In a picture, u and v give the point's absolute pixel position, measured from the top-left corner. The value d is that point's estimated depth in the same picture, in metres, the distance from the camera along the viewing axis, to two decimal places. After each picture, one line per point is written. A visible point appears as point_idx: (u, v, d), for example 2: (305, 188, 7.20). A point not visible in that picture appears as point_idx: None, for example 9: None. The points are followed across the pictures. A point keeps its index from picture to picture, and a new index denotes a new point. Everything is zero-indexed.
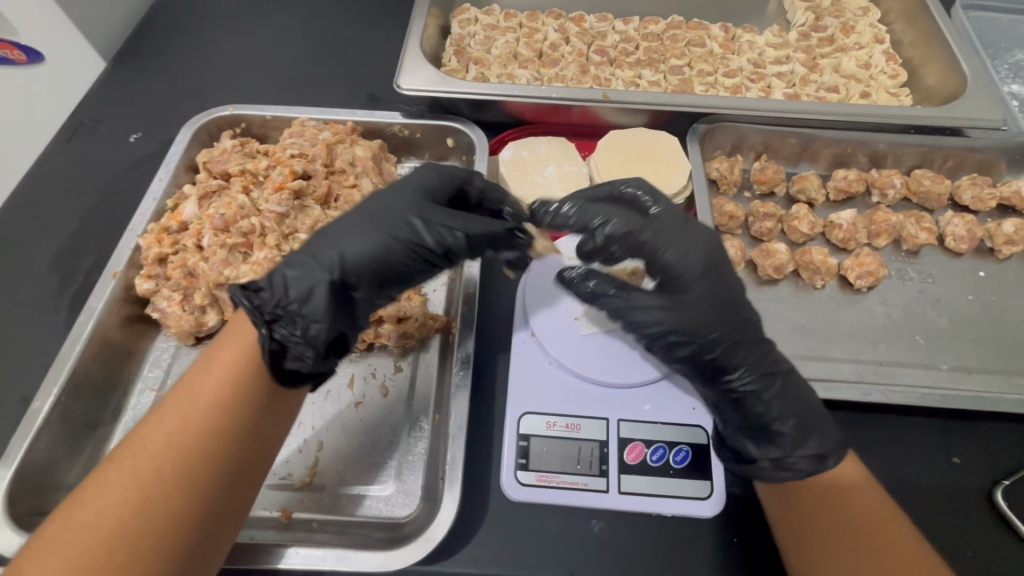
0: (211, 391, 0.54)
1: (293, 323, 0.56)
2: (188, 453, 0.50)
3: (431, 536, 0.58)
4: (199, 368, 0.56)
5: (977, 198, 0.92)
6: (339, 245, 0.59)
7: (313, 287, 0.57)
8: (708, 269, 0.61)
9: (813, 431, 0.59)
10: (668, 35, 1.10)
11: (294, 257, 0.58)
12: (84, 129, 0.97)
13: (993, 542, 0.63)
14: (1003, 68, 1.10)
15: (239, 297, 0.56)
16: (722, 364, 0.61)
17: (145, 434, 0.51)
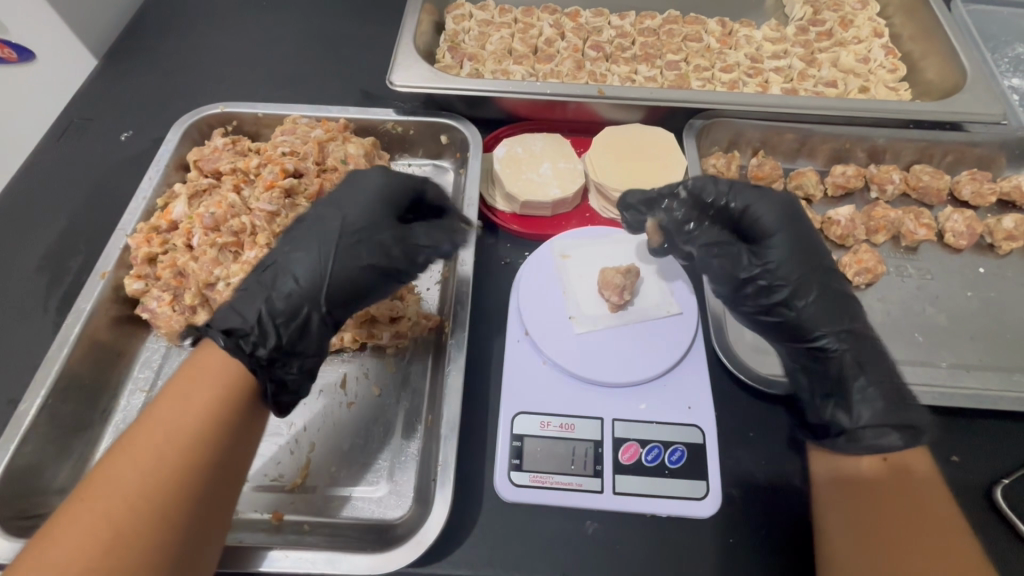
0: (184, 420, 0.50)
1: (287, 356, 0.58)
2: (162, 488, 0.47)
3: (423, 538, 0.57)
4: (170, 394, 0.53)
5: (977, 194, 0.91)
6: (294, 273, 0.60)
7: (298, 320, 0.59)
8: (788, 223, 0.68)
9: (893, 387, 0.62)
10: (664, 30, 1.09)
11: (272, 295, 0.59)
12: (74, 128, 0.96)
13: (992, 541, 0.63)
14: (1004, 62, 1.09)
15: (227, 344, 0.55)
16: (808, 321, 0.65)
17: (113, 466, 0.47)
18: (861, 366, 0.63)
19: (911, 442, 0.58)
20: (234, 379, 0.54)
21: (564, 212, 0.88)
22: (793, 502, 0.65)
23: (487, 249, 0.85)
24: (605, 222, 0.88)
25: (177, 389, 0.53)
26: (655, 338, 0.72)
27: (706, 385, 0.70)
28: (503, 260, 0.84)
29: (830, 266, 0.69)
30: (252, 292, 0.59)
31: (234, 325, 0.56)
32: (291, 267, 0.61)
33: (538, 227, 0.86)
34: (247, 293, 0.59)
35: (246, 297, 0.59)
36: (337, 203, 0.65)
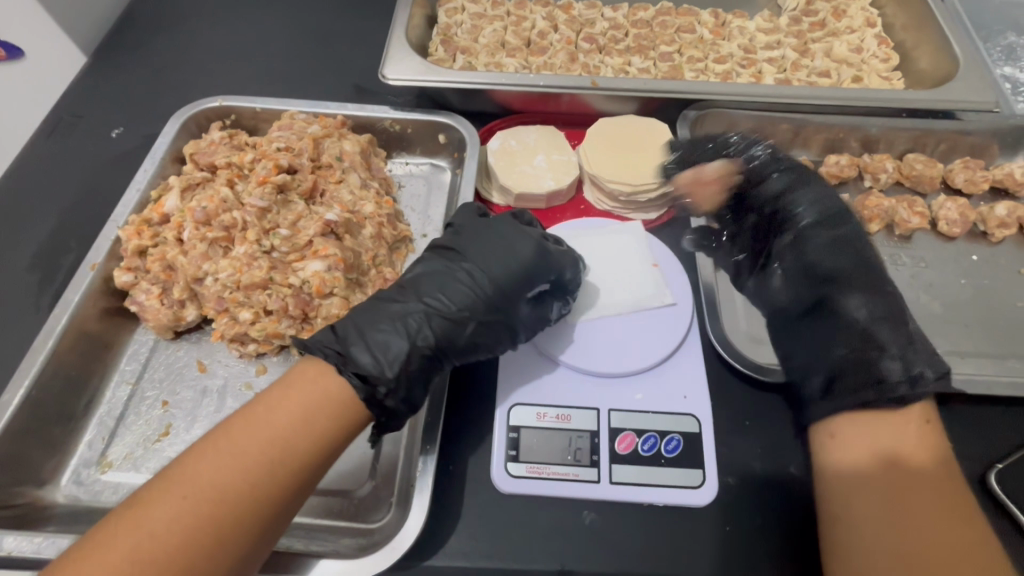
0: (289, 424, 0.51)
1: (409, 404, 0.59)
2: (253, 486, 0.48)
3: (398, 544, 0.56)
4: (279, 397, 0.53)
5: (970, 181, 0.91)
6: (447, 315, 0.62)
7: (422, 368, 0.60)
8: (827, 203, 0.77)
9: (873, 360, 0.64)
10: (657, 21, 1.09)
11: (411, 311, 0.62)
12: (65, 125, 0.95)
13: (986, 526, 0.63)
14: (996, 51, 1.09)
15: (355, 384, 0.56)
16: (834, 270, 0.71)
17: (209, 454, 0.49)
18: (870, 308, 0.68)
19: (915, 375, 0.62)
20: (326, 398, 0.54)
21: (558, 204, 0.88)
22: (788, 490, 0.65)
23: None
24: (599, 214, 0.88)
25: (295, 391, 0.54)
26: (646, 334, 0.72)
27: (700, 375, 0.70)
28: None
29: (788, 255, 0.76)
30: (380, 330, 0.60)
31: (364, 365, 0.57)
32: (436, 315, 0.62)
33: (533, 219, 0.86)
34: (378, 336, 0.59)
35: (373, 342, 0.59)
36: (466, 257, 0.66)
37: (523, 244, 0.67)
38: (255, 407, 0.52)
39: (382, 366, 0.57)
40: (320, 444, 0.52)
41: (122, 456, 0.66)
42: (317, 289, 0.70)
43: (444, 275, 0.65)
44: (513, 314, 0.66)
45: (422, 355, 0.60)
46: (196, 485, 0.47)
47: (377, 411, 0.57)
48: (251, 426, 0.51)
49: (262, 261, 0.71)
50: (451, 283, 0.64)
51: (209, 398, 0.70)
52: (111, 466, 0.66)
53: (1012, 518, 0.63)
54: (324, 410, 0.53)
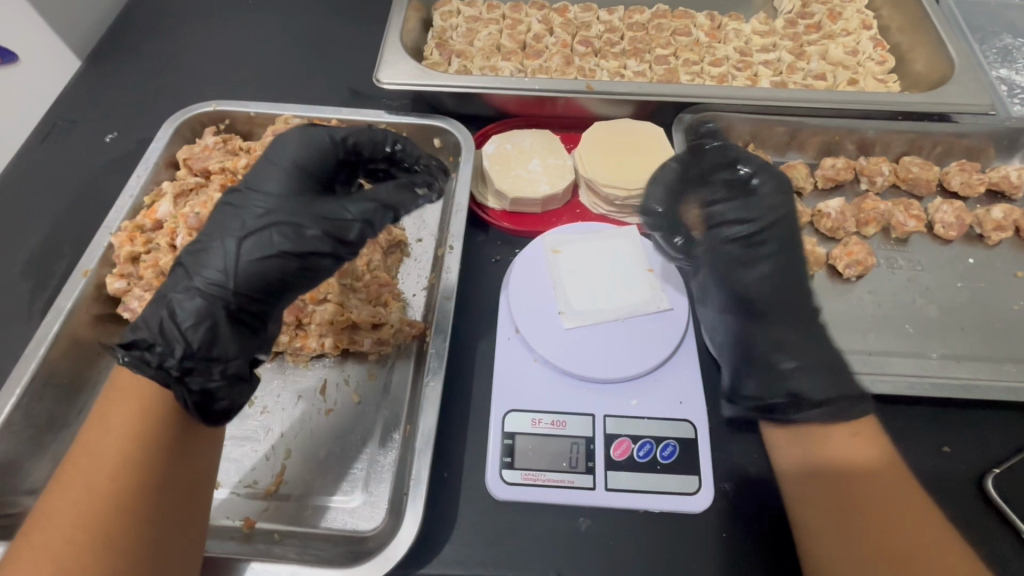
0: (114, 427, 0.49)
1: (198, 350, 0.54)
2: (121, 480, 0.47)
3: (391, 553, 0.56)
4: (96, 417, 0.51)
5: (966, 184, 0.91)
6: (211, 255, 0.57)
7: (202, 316, 0.54)
8: (776, 210, 0.69)
9: (812, 381, 0.61)
10: (653, 24, 1.09)
11: (161, 301, 0.55)
12: (59, 130, 0.95)
13: (984, 531, 0.63)
14: (992, 52, 1.10)
15: (128, 360, 0.52)
16: (766, 303, 0.67)
17: (50, 499, 0.46)
18: (796, 337, 0.65)
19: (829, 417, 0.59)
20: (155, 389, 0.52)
21: (554, 208, 0.87)
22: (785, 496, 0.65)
23: (477, 247, 0.84)
24: (595, 218, 0.87)
25: (112, 399, 0.51)
26: (642, 339, 0.71)
27: (696, 381, 0.70)
28: (494, 257, 0.83)
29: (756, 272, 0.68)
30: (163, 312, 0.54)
31: (134, 336, 0.53)
32: (202, 264, 0.56)
33: (529, 223, 0.85)
34: (148, 310, 0.55)
35: (148, 315, 0.55)
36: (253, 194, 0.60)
37: (286, 155, 0.65)
38: (77, 440, 0.49)
39: (140, 333, 0.54)
40: (150, 427, 0.50)
41: None
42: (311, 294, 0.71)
43: (226, 214, 0.59)
44: (288, 217, 0.59)
45: (196, 301, 0.55)
46: (52, 530, 0.45)
47: (164, 376, 0.52)
48: (78, 456, 0.48)
49: None
50: (211, 224, 0.59)
51: None
52: None
53: (1009, 523, 0.63)
54: (139, 402, 0.51)
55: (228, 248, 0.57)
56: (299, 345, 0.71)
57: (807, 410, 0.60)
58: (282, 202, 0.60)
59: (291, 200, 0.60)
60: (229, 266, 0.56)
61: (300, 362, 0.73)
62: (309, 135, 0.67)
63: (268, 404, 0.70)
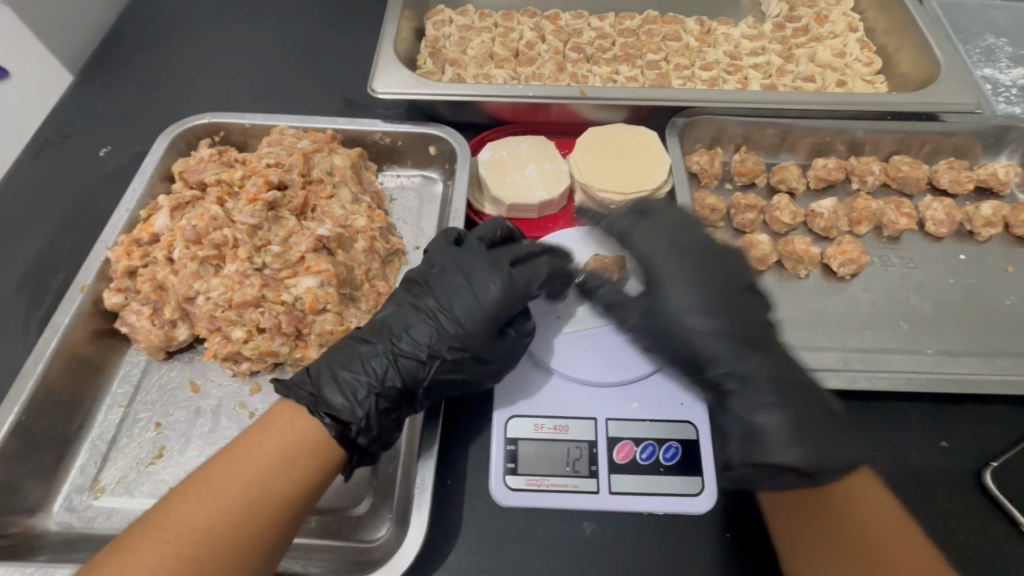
0: (280, 468, 0.53)
1: (382, 443, 0.60)
2: (273, 506, 0.52)
3: (397, 562, 0.56)
4: (268, 439, 0.55)
5: (955, 182, 0.93)
6: (410, 356, 0.61)
7: (391, 408, 0.60)
8: (684, 252, 0.66)
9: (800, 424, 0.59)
10: (643, 30, 1.10)
11: (355, 377, 0.59)
12: (52, 144, 0.94)
13: (984, 525, 0.64)
14: (975, 52, 1.12)
15: (329, 424, 0.56)
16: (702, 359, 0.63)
17: (198, 496, 0.51)
18: (761, 380, 0.61)
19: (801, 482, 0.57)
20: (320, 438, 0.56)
21: (550, 214, 0.88)
22: None
23: None
24: None
25: (294, 435, 0.55)
26: None
27: None
28: None
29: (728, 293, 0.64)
30: (354, 390, 0.59)
31: (337, 405, 0.58)
32: (400, 363, 0.61)
33: (525, 229, 0.86)
34: (349, 377, 0.60)
35: (348, 383, 0.59)
36: (453, 312, 0.62)
37: (490, 288, 0.62)
38: (252, 446, 0.54)
39: (343, 408, 0.58)
40: (308, 486, 0.54)
41: (114, 481, 0.65)
42: (309, 305, 0.69)
43: (428, 321, 0.63)
44: (479, 349, 0.62)
45: (389, 396, 0.60)
46: (186, 527, 0.49)
47: (351, 455, 0.58)
48: (236, 471, 0.52)
49: (254, 278, 0.71)
50: (416, 317, 0.63)
51: (202, 418, 0.69)
52: (103, 491, 0.65)
53: (1008, 516, 0.64)
54: (311, 456, 0.55)
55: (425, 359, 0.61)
56: (300, 356, 0.71)
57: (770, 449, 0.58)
58: (482, 337, 0.62)
59: (491, 334, 0.62)
60: (423, 373, 0.61)
61: None
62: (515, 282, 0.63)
63: None
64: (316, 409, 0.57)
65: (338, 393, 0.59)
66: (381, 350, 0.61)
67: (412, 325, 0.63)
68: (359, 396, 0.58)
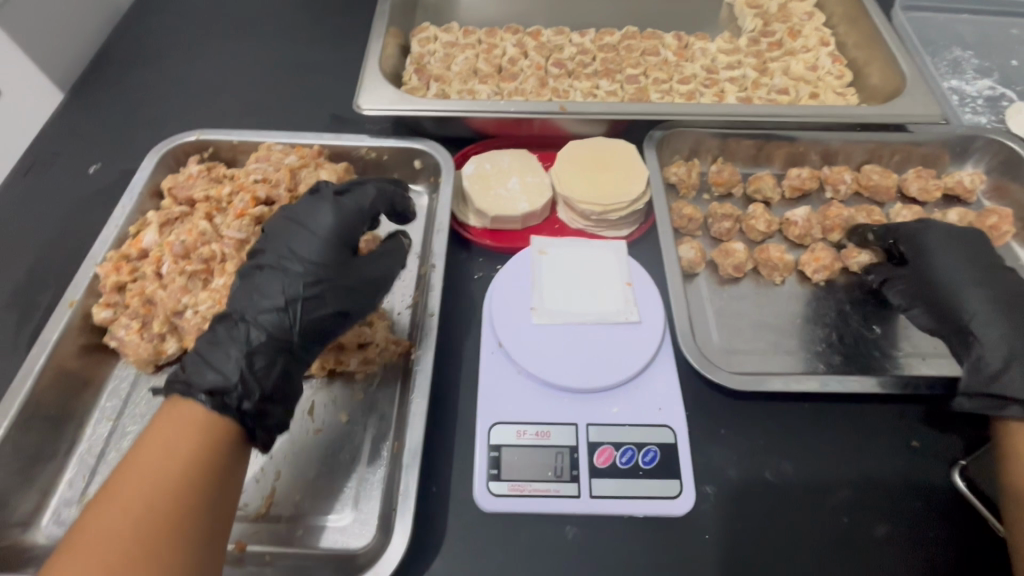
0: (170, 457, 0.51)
1: (272, 401, 0.59)
2: (166, 493, 0.50)
3: (381, 569, 0.57)
4: (152, 437, 0.53)
5: (923, 190, 0.96)
6: (270, 310, 0.62)
7: (270, 361, 0.60)
8: None
9: None
10: (623, 45, 1.13)
11: (223, 353, 0.59)
12: (43, 161, 0.96)
13: (954, 523, 0.66)
14: (943, 64, 1.16)
15: (213, 404, 0.55)
16: None
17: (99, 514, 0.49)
18: None
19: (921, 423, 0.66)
20: (202, 423, 0.54)
21: (533, 224, 0.90)
22: (762, 497, 0.67)
23: (460, 264, 0.86)
24: (574, 233, 0.90)
25: (175, 425, 0.54)
26: (620, 349, 0.74)
27: (675, 388, 0.72)
28: (476, 273, 0.85)
29: None
30: (226, 359, 0.59)
31: (210, 382, 0.57)
32: (263, 320, 0.62)
33: (508, 240, 0.88)
34: (219, 352, 0.59)
35: (217, 359, 0.59)
36: (290, 254, 0.66)
37: (321, 219, 0.69)
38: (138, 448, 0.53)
39: (215, 381, 0.57)
40: (202, 465, 0.52)
41: None
42: None
43: (274, 274, 0.65)
44: (333, 276, 0.66)
45: (266, 352, 0.60)
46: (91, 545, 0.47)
47: (241, 419, 0.57)
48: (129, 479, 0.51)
49: None
50: (268, 275, 0.65)
51: None
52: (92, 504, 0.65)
53: (977, 514, 0.66)
54: (197, 436, 0.53)
55: (286, 303, 0.63)
56: None
57: None
58: (328, 264, 0.67)
59: (338, 259, 0.68)
60: (291, 319, 0.63)
61: None
62: (342, 205, 0.70)
63: None
64: (187, 393, 0.56)
65: (205, 375, 0.57)
66: (245, 319, 0.62)
67: (258, 287, 0.64)
68: (233, 362, 0.58)
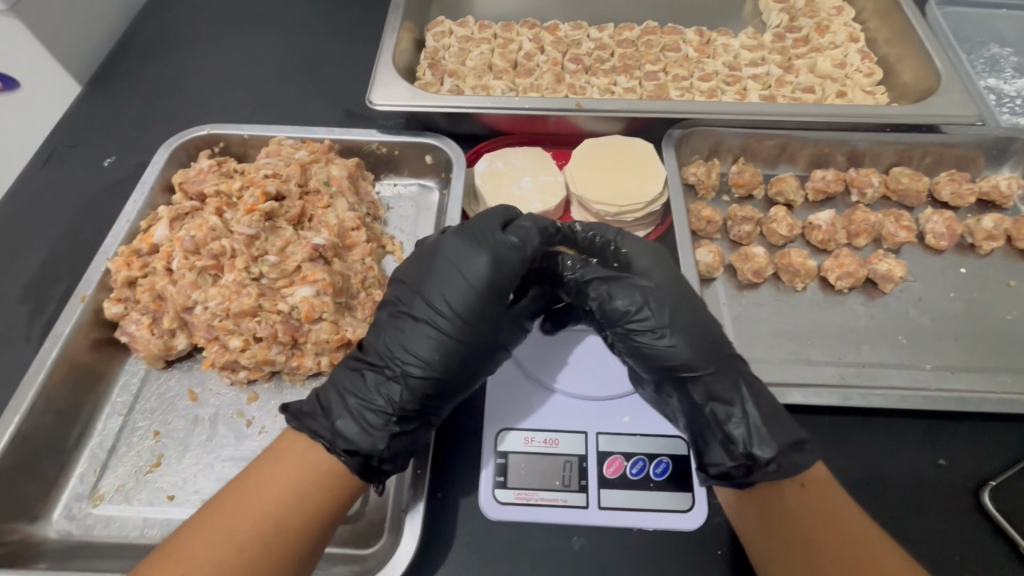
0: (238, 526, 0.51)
1: (400, 460, 0.59)
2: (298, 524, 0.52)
3: (391, 570, 0.56)
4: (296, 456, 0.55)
5: (955, 194, 0.92)
6: (413, 363, 0.60)
7: (404, 431, 0.59)
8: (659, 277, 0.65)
9: (727, 392, 0.59)
10: (642, 41, 1.10)
11: (363, 399, 0.59)
12: (59, 154, 0.96)
13: (984, 547, 0.62)
14: (979, 62, 1.11)
15: (347, 459, 0.56)
16: (652, 356, 0.61)
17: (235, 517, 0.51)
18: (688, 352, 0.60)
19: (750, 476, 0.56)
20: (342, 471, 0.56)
21: None
22: None
23: None
24: None
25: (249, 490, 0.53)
26: None
27: None
28: None
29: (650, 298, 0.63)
30: (354, 416, 0.58)
31: (354, 437, 0.56)
32: (407, 378, 0.60)
33: None
34: (359, 410, 0.58)
35: (352, 410, 0.58)
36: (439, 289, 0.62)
37: (477, 266, 0.62)
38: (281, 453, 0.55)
39: (364, 431, 0.57)
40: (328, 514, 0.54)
41: (114, 488, 0.66)
42: (305, 315, 0.70)
43: (420, 323, 0.62)
44: (483, 332, 0.62)
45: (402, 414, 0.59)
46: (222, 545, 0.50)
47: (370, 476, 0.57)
48: (267, 490, 0.53)
49: (250, 288, 0.72)
50: (416, 320, 0.62)
51: (201, 426, 0.70)
52: (102, 499, 0.65)
53: (1008, 538, 0.62)
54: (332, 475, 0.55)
55: (420, 350, 0.60)
56: (295, 365, 0.72)
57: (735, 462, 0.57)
58: (475, 305, 0.62)
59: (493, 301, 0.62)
60: (431, 379, 0.60)
61: (296, 382, 0.74)
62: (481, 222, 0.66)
63: (265, 424, 0.70)
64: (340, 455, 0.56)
65: (347, 425, 0.57)
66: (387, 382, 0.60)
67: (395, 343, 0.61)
68: (361, 414, 0.58)
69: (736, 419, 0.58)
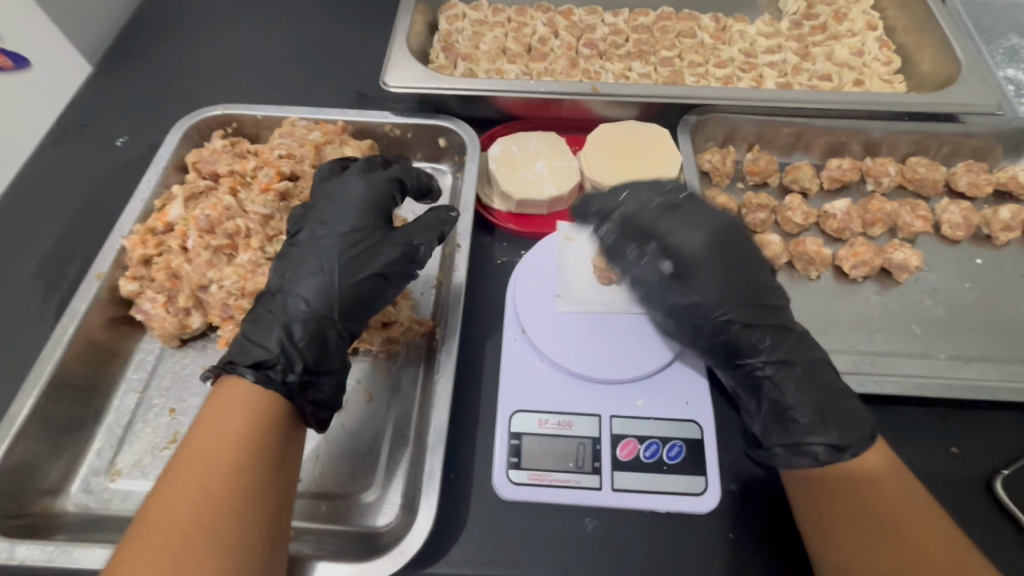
0: (188, 500, 0.49)
1: (320, 370, 0.60)
2: (236, 463, 0.51)
3: (407, 547, 0.56)
4: (210, 420, 0.54)
5: (973, 184, 0.91)
6: (311, 283, 0.63)
7: (319, 338, 0.61)
8: (737, 277, 0.68)
9: (810, 401, 0.62)
10: (658, 26, 1.09)
11: (261, 318, 0.61)
12: (71, 133, 0.96)
13: (996, 534, 0.62)
14: (999, 52, 1.09)
15: (256, 377, 0.56)
16: (736, 347, 0.67)
17: (170, 489, 0.50)
18: (779, 364, 0.64)
19: (829, 458, 0.58)
20: (262, 407, 0.55)
21: (559, 210, 0.87)
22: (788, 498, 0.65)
23: (483, 248, 0.85)
24: None
25: (168, 486, 0.50)
26: (648, 339, 0.72)
27: (703, 381, 0.70)
28: (500, 259, 0.84)
29: (750, 301, 0.67)
30: (265, 328, 0.60)
31: (254, 355, 0.58)
32: (303, 290, 0.62)
33: (534, 225, 0.86)
34: (262, 328, 0.60)
35: (260, 334, 0.60)
36: (320, 217, 0.68)
37: (348, 190, 0.70)
38: (197, 425, 0.54)
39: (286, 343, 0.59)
40: (260, 443, 0.53)
41: (131, 463, 0.66)
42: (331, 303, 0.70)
43: (311, 244, 0.66)
44: (367, 241, 0.67)
45: (307, 325, 0.60)
46: (165, 520, 0.48)
47: (289, 393, 0.57)
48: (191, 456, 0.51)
49: (266, 267, 0.74)
50: (307, 246, 0.66)
51: None
52: (119, 473, 0.66)
53: (1020, 526, 0.62)
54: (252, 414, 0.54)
55: (329, 260, 0.64)
56: None
57: (791, 438, 0.61)
58: (335, 225, 0.67)
59: (372, 225, 0.69)
60: (339, 285, 0.63)
61: None
62: (372, 178, 0.71)
63: None
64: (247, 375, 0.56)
65: (256, 348, 0.58)
66: (297, 288, 0.63)
67: (294, 263, 0.65)
68: (269, 323, 0.60)
69: (814, 429, 0.60)
